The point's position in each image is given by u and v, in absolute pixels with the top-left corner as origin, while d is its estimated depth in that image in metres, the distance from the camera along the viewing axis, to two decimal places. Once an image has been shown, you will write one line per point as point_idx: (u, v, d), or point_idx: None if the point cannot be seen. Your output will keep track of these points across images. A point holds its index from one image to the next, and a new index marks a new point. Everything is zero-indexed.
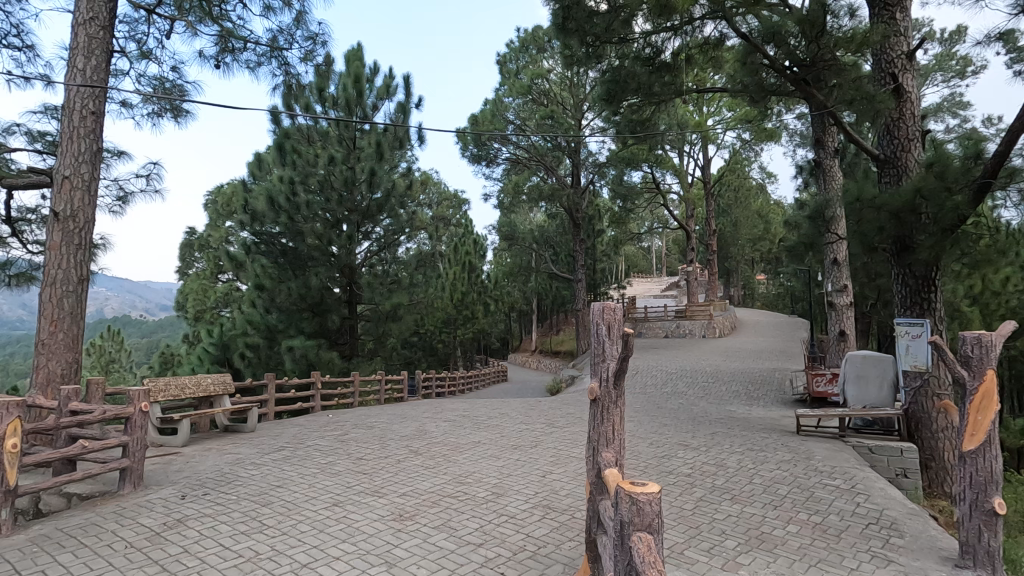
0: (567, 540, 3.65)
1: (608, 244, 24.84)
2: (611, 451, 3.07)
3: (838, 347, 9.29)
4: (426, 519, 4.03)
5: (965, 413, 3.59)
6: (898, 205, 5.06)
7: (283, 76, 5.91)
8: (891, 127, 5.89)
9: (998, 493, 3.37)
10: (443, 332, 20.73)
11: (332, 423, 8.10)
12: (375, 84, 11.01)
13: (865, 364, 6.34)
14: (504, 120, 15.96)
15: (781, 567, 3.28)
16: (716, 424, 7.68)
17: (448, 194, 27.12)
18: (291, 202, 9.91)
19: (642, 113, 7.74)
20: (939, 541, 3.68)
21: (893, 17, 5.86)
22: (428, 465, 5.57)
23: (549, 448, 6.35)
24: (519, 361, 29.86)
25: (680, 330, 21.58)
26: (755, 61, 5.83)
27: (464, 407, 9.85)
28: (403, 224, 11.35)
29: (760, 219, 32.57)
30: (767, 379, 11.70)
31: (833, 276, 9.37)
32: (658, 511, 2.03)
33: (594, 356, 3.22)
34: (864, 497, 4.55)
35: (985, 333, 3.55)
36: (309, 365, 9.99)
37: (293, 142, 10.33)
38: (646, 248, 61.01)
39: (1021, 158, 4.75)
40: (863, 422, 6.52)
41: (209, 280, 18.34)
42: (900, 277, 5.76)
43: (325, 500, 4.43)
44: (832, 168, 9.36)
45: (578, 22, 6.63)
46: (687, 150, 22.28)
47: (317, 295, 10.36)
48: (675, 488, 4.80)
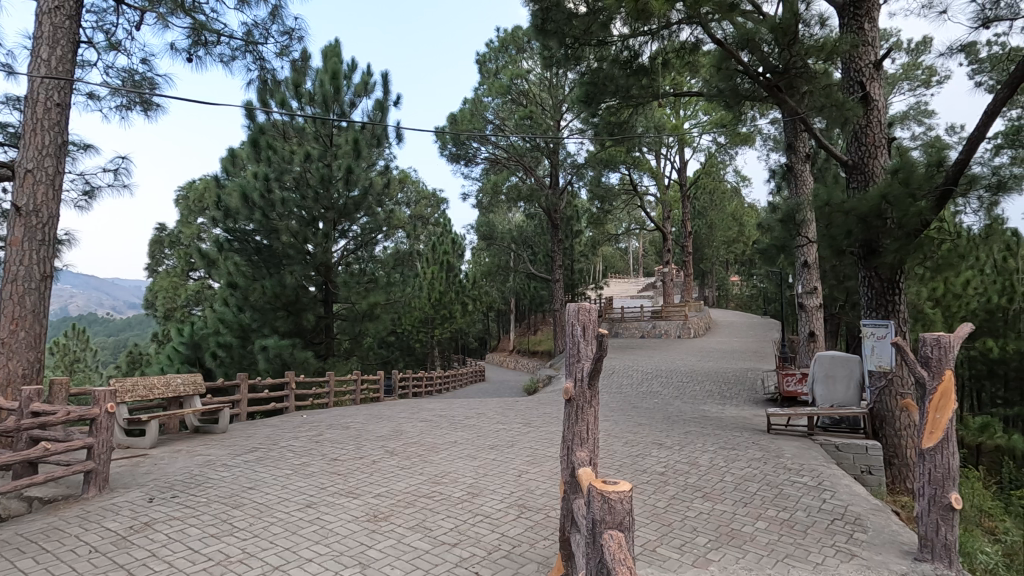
0: (542, 539, 3.68)
1: (586, 245, 25.06)
2: (585, 450, 3.10)
3: (808, 347, 9.50)
4: (401, 519, 4.02)
5: (924, 413, 3.72)
6: (865, 210, 5.22)
7: (259, 71, 5.75)
8: (859, 134, 6.06)
9: (954, 489, 3.49)
10: (420, 331, 20.63)
11: (307, 423, 8.01)
12: (352, 81, 10.88)
13: (833, 364, 6.52)
14: (483, 120, 15.95)
15: (750, 562, 3.37)
16: (690, 423, 7.81)
17: (426, 192, 27.01)
18: (266, 199, 9.76)
19: (620, 115, 7.85)
20: (900, 536, 3.81)
21: (861, 27, 6.04)
22: (403, 465, 5.56)
23: (525, 447, 6.36)
24: (497, 362, 29.87)
25: (656, 330, 21.84)
26: (729, 67, 5.93)
27: (441, 407, 9.83)
28: (381, 223, 11.28)
29: (735, 221, 33.20)
30: (740, 379, 11.92)
31: (803, 278, 9.59)
32: (629, 509, 2.08)
33: (570, 356, 3.26)
34: (830, 493, 4.68)
35: (944, 334, 3.66)
36: (283, 365, 9.82)
37: (268, 138, 10.17)
38: (624, 249, 61.71)
39: (981, 166, 4.95)
40: (830, 421, 6.71)
41: (180, 279, 17.92)
42: (866, 279, 5.91)
43: (298, 502, 4.39)
44: (803, 173, 9.61)
45: (557, 24, 6.68)
46: (664, 152, 22.56)
47: (292, 294, 10.22)
48: (648, 486, 4.88)
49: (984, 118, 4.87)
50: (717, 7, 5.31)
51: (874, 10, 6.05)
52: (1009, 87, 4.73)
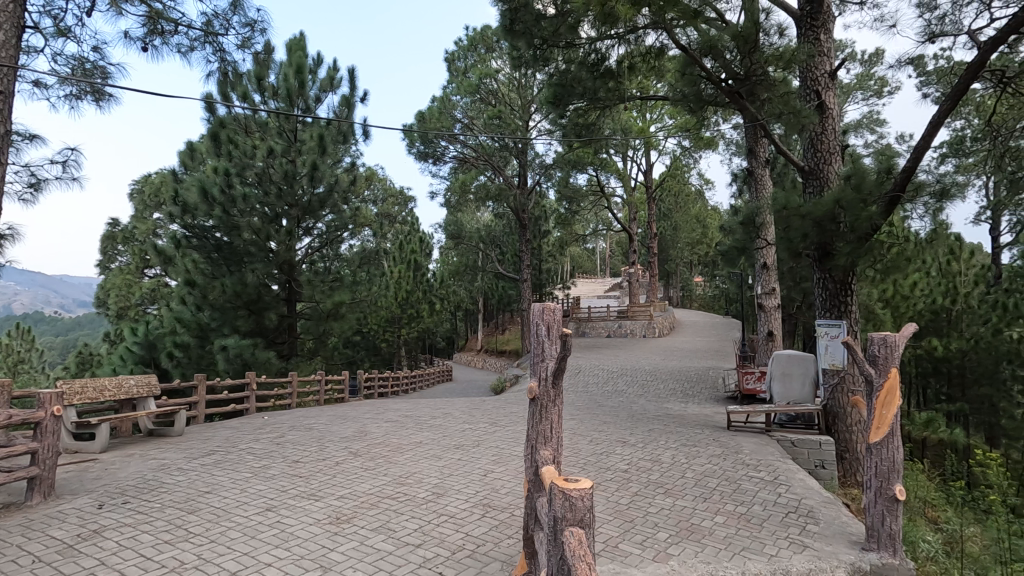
0: (506, 537, 3.70)
1: (554, 245, 25.26)
2: (549, 449, 3.13)
3: (766, 347, 9.78)
4: (364, 521, 3.97)
5: (872, 409, 3.88)
6: (820, 214, 5.42)
7: (219, 64, 5.17)
8: (815, 140, 6.28)
9: (899, 482, 3.64)
10: (386, 331, 20.38)
11: (268, 425, 7.82)
12: (318, 76, 10.66)
13: (790, 362, 6.75)
14: (451, 118, 15.84)
15: (708, 556, 3.46)
16: (653, 421, 7.95)
17: (393, 190, 26.68)
18: (226, 194, 9.46)
19: (587, 117, 7.96)
20: (849, 527, 3.98)
21: (817, 38, 6.26)
22: (368, 466, 5.50)
23: (491, 447, 6.37)
24: (464, 361, 29.77)
25: (621, 330, 22.15)
26: (693, 73, 6.04)
27: (407, 407, 9.77)
28: (347, 220, 11.09)
29: (699, 223, 33.94)
30: (702, 377, 12.20)
31: (762, 279, 9.89)
32: (590, 506, 2.12)
33: (535, 355, 3.28)
34: (785, 487, 4.85)
35: (890, 334, 3.84)
36: (243, 366, 9.56)
37: (229, 132, 9.81)
38: (592, 250, 62.35)
39: (927, 174, 5.21)
40: (787, 417, 6.95)
41: (135, 276, 17.24)
42: (821, 281, 6.14)
43: (257, 505, 4.28)
44: (763, 177, 9.90)
45: (526, 24, 6.77)
46: (631, 154, 22.87)
47: (254, 292, 9.98)
48: (612, 483, 4.96)
49: (930, 129, 5.12)
50: (681, 13, 5.41)
51: (830, 22, 6.29)
52: (952, 98, 5.00)
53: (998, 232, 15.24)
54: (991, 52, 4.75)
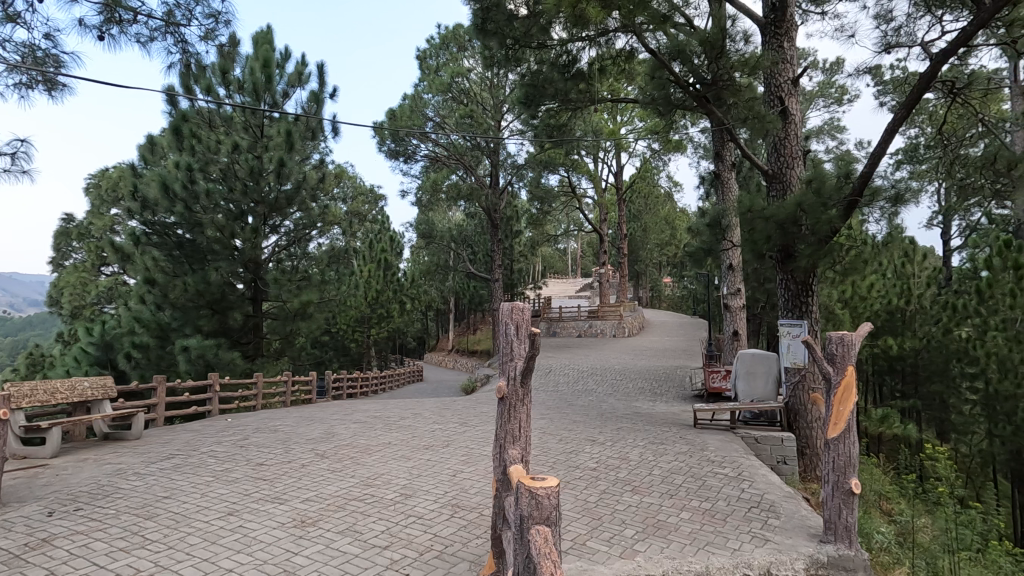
0: (474, 537, 3.70)
1: (526, 245, 25.32)
2: (517, 449, 3.14)
3: (732, 346, 9.98)
4: (330, 524, 3.91)
5: (830, 405, 3.99)
6: (783, 217, 5.55)
7: (180, 55, 4.81)
8: (778, 145, 6.46)
9: (854, 475, 3.75)
10: (355, 331, 20.09)
11: (231, 428, 7.61)
12: (285, 70, 10.44)
13: (754, 361, 6.93)
14: (423, 116, 15.67)
15: (674, 551, 3.52)
16: (622, 419, 8.06)
17: (363, 188, 26.31)
18: (188, 190, 9.23)
19: (559, 118, 8.02)
20: (808, 520, 4.11)
21: (781, 45, 6.43)
22: (335, 468, 5.41)
23: (460, 447, 6.36)
24: (435, 361, 29.60)
25: (592, 330, 22.35)
26: (662, 77, 6.10)
27: (376, 408, 9.68)
28: (315, 218, 10.90)
29: (667, 225, 34.54)
30: (669, 376, 12.39)
31: (728, 280, 10.08)
32: (556, 504, 2.14)
33: (503, 354, 3.27)
34: (748, 483, 4.98)
35: (847, 333, 3.97)
36: (206, 367, 9.29)
37: (191, 126, 9.61)
38: (563, 250, 62.78)
39: (883, 179, 5.42)
40: (751, 414, 7.14)
41: (91, 274, 16.58)
42: (784, 282, 6.31)
43: (219, 510, 4.16)
44: (729, 180, 10.11)
45: (498, 24, 6.78)
46: (602, 156, 23.11)
47: (217, 291, 9.71)
48: (581, 481, 5.00)
49: (885, 136, 5.32)
50: (651, 17, 5.52)
51: (792, 30, 6.47)
52: (906, 107, 5.22)
53: (948, 236, 15.95)
54: (942, 63, 4.96)
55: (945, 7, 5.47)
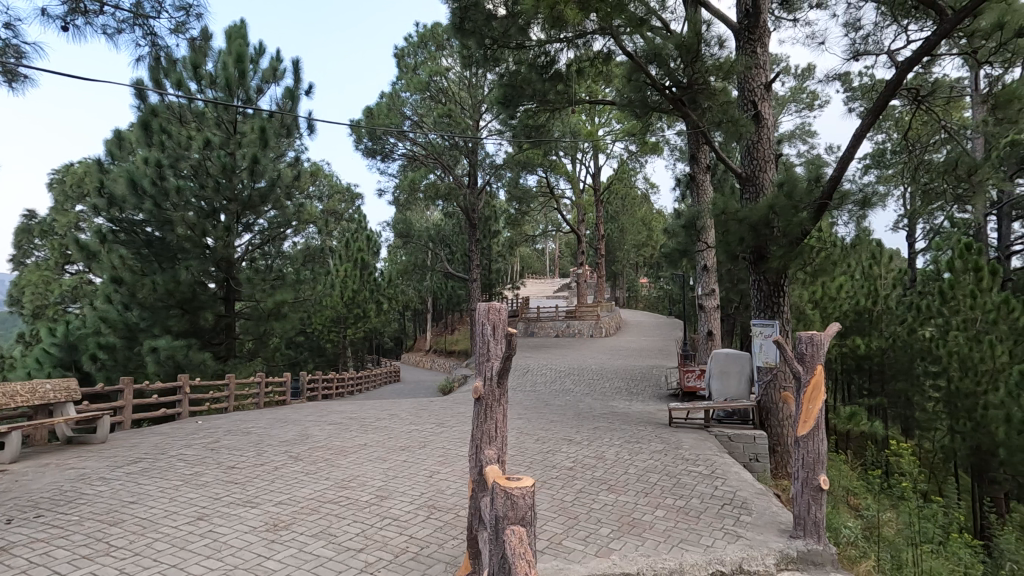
0: (450, 538, 3.68)
1: (504, 245, 25.32)
2: (493, 449, 3.13)
3: (707, 346, 10.13)
4: (303, 527, 3.85)
5: (800, 404, 4.07)
6: (756, 219, 5.66)
7: (150, 49, 4.68)
8: (751, 148, 6.58)
9: (823, 472, 3.83)
10: (331, 331, 19.83)
11: (202, 430, 7.44)
12: (259, 66, 10.25)
13: (727, 360, 7.07)
14: (401, 115, 15.54)
15: (648, 549, 3.56)
16: (598, 418, 8.12)
17: (339, 186, 25.98)
18: (158, 186, 9.00)
19: (538, 119, 8.06)
20: (779, 516, 4.21)
21: (754, 51, 6.56)
22: (309, 470, 5.34)
23: (437, 448, 6.33)
24: (412, 361, 29.40)
25: (569, 330, 22.46)
26: (639, 79, 6.15)
27: (352, 409, 9.57)
28: (290, 217, 10.73)
29: (644, 226, 34.95)
30: (646, 375, 12.53)
31: (703, 281, 10.22)
32: (531, 504, 2.15)
33: (479, 355, 3.26)
34: (721, 480, 5.07)
35: (816, 333, 4.07)
36: (175, 368, 9.06)
37: (161, 121, 9.34)
38: (541, 251, 63.00)
39: (851, 183, 5.58)
40: (724, 414, 7.28)
41: (54, 273, 16.04)
42: (756, 283, 6.43)
43: (188, 514, 4.07)
44: (704, 183, 10.27)
45: (476, 24, 6.77)
46: (580, 157, 23.26)
47: (188, 290, 9.48)
48: (557, 481, 5.02)
49: (854, 141, 5.46)
50: (628, 20, 5.58)
51: (765, 36, 6.60)
52: (873, 113, 5.36)
53: (913, 238, 16.48)
54: (907, 71, 5.11)
55: (910, 17, 5.65)
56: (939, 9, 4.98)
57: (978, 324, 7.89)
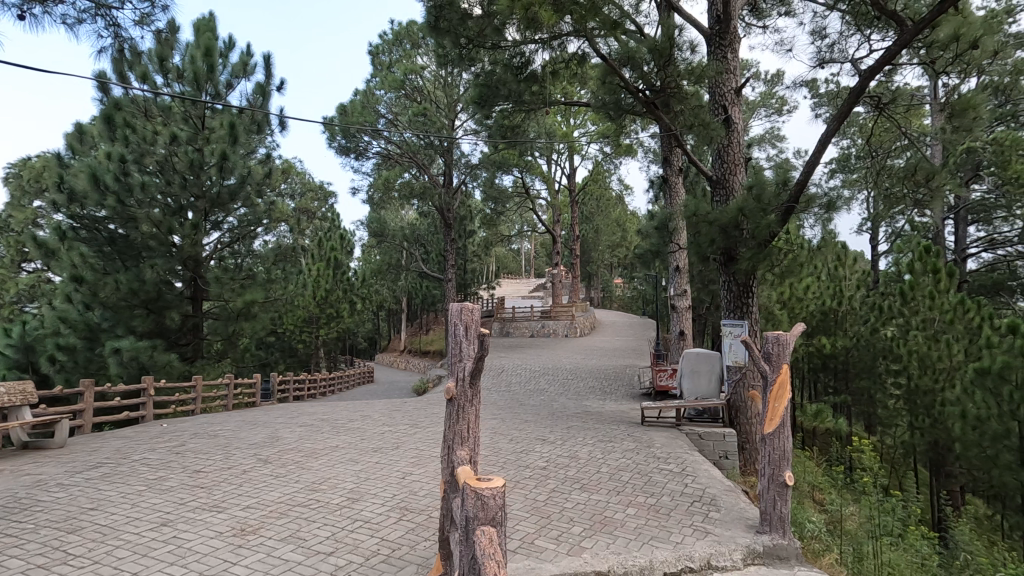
0: (422, 540, 3.65)
1: (479, 245, 25.28)
2: (465, 449, 3.13)
3: (678, 345, 10.26)
4: (272, 531, 3.78)
5: (766, 402, 4.17)
6: (725, 221, 5.77)
7: (113, 40, 4.53)
8: (722, 152, 6.71)
9: (788, 468, 3.93)
10: (303, 331, 19.50)
11: (166, 434, 7.23)
12: (229, 60, 10.01)
13: (698, 360, 7.19)
14: (375, 113, 15.35)
15: (620, 547, 3.60)
16: (571, 418, 8.18)
17: (312, 184, 25.57)
18: (122, 182, 8.73)
19: (512, 119, 8.08)
20: (746, 512, 4.31)
21: (725, 56, 6.68)
22: (278, 473, 5.24)
23: (410, 449, 6.29)
24: (387, 362, 29.10)
25: (544, 330, 22.57)
26: (613, 82, 6.20)
27: (322, 411, 9.41)
28: (260, 215, 10.51)
29: (619, 227, 35.34)
30: (619, 375, 12.64)
31: (675, 281, 10.36)
32: (501, 504, 2.17)
33: (451, 356, 3.25)
34: (691, 478, 5.16)
35: (783, 333, 4.17)
36: (139, 370, 8.80)
37: (125, 115, 9.06)
38: (517, 251, 63.14)
39: (816, 187, 5.77)
40: (695, 412, 7.38)
41: (9, 271, 15.35)
42: (726, 283, 6.55)
43: (151, 521, 3.95)
44: (677, 185, 10.43)
45: (451, 23, 6.74)
46: (555, 158, 23.36)
47: (153, 290, 9.21)
48: (530, 481, 5.03)
49: (819, 146, 5.62)
50: (602, 22, 5.64)
51: (735, 42, 6.73)
52: (838, 118, 5.51)
53: (876, 241, 17.05)
54: (870, 80, 5.29)
55: (873, 27, 5.84)
56: (900, 20, 5.14)
57: (936, 324, 8.21)
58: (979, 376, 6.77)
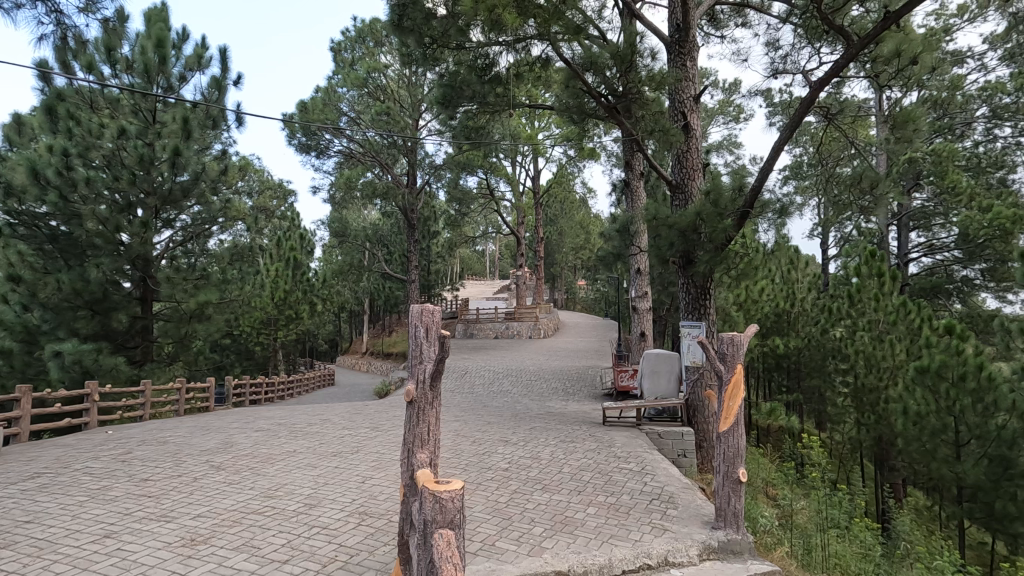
0: (381, 545, 3.61)
1: (444, 246, 25.14)
2: (425, 452, 3.10)
3: (640, 346, 10.43)
4: (223, 540, 3.66)
5: (721, 401, 4.28)
6: (684, 224, 5.89)
7: (56, 27, 4.31)
8: (681, 157, 6.87)
9: (742, 465, 4.05)
10: (261, 333, 18.94)
11: (111, 441, 6.89)
12: (182, 52, 9.65)
13: (658, 361, 7.34)
14: (337, 110, 15.05)
15: (580, 546, 3.64)
16: (534, 419, 8.21)
17: (270, 182, 24.92)
18: (65, 176, 8.27)
19: (477, 120, 8.09)
20: (703, 509, 4.42)
21: (684, 64, 6.86)
22: (231, 480, 5.08)
23: (371, 452, 6.19)
24: (348, 364, 28.59)
25: (509, 331, 22.63)
26: (576, 86, 6.27)
27: (280, 415, 9.15)
28: (215, 213, 10.16)
29: (582, 230, 35.79)
30: (581, 376, 12.76)
31: (636, 283, 10.53)
32: (459, 506, 2.18)
33: (412, 357, 3.21)
34: (651, 476, 5.26)
35: (737, 334, 4.30)
36: (83, 374, 8.37)
37: (69, 106, 8.58)
38: (481, 252, 63.12)
39: (770, 193, 5.98)
40: (655, 412, 7.53)
41: None
42: (685, 286, 6.70)
43: (93, 533, 3.76)
44: (638, 189, 10.63)
45: (415, 22, 6.69)
46: (520, 160, 23.43)
47: (98, 290, 8.77)
48: (492, 482, 5.02)
49: (773, 152, 5.83)
50: (566, 27, 5.69)
51: (694, 51, 6.90)
52: (790, 126, 5.72)
53: (826, 246, 17.82)
54: (819, 91, 5.52)
55: (823, 40, 6.10)
56: (847, 35, 5.34)
57: (880, 326, 8.57)
58: (919, 374, 7.11)
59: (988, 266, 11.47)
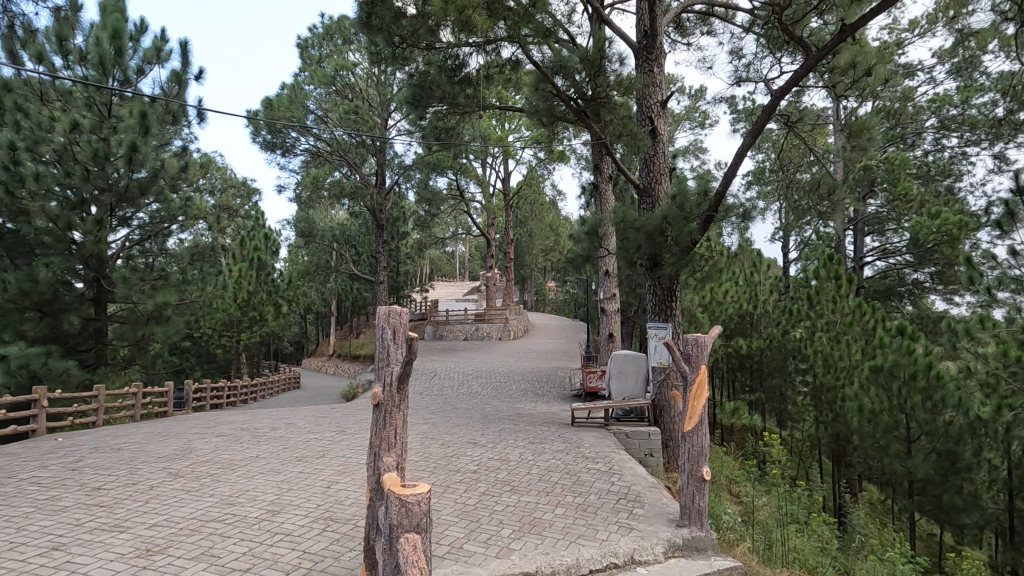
0: (347, 551, 3.55)
1: (413, 247, 24.91)
2: (392, 455, 3.06)
3: (608, 347, 10.54)
4: (181, 550, 3.54)
5: (685, 401, 4.36)
6: (651, 227, 6.01)
7: (3, 15, 4.10)
8: (648, 162, 6.99)
9: (705, 463, 4.13)
10: (223, 335, 18.39)
11: (61, 449, 6.58)
12: (140, 44, 9.31)
13: (626, 361, 7.42)
14: (303, 108, 14.74)
15: (547, 546, 3.66)
16: (503, 421, 8.19)
17: (234, 180, 24.28)
18: (12, 171, 8.07)
19: (447, 121, 8.04)
20: (668, 507, 4.50)
21: (652, 70, 6.98)
22: (190, 487, 4.92)
23: (337, 456, 6.08)
24: (315, 366, 28.05)
25: (478, 332, 22.58)
26: (546, 89, 6.32)
27: (242, 420, 8.90)
28: (175, 211, 9.84)
29: (552, 232, 36.00)
30: (550, 377, 12.84)
31: (604, 285, 10.64)
32: (426, 511, 2.19)
33: (378, 359, 3.17)
34: (617, 476, 5.33)
35: (702, 334, 4.38)
36: (30, 379, 7.98)
37: (17, 98, 8.19)
38: (451, 253, 62.81)
39: (733, 198, 6.13)
40: (623, 412, 7.62)
41: None
42: (652, 288, 6.81)
43: (40, 545, 3.58)
44: (606, 192, 10.76)
45: (384, 21, 6.62)
46: (490, 162, 23.43)
47: (47, 289, 8.40)
48: (460, 485, 5.00)
49: (737, 158, 5.97)
50: (536, 31, 5.72)
51: (661, 57, 7.03)
52: (753, 133, 5.88)
53: (787, 249, 18.37)
54: (779, 99, 5.68)
55: (783, 50, 6.30)
56: (806, 46, 5.51)
57: (838, 326, 8.89)
58: (873, 373, 7.40)
59: (937, 270, 12.02)
